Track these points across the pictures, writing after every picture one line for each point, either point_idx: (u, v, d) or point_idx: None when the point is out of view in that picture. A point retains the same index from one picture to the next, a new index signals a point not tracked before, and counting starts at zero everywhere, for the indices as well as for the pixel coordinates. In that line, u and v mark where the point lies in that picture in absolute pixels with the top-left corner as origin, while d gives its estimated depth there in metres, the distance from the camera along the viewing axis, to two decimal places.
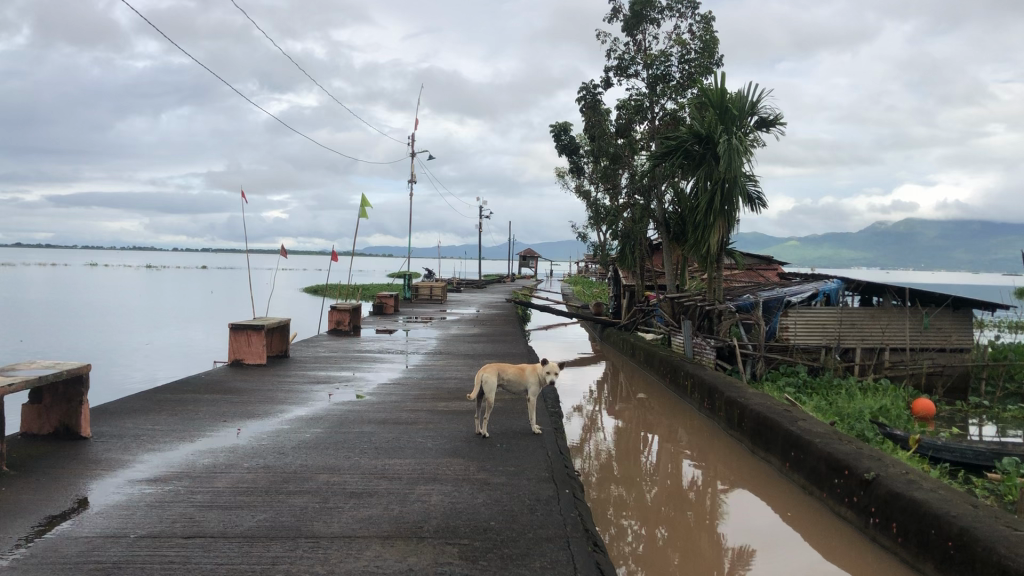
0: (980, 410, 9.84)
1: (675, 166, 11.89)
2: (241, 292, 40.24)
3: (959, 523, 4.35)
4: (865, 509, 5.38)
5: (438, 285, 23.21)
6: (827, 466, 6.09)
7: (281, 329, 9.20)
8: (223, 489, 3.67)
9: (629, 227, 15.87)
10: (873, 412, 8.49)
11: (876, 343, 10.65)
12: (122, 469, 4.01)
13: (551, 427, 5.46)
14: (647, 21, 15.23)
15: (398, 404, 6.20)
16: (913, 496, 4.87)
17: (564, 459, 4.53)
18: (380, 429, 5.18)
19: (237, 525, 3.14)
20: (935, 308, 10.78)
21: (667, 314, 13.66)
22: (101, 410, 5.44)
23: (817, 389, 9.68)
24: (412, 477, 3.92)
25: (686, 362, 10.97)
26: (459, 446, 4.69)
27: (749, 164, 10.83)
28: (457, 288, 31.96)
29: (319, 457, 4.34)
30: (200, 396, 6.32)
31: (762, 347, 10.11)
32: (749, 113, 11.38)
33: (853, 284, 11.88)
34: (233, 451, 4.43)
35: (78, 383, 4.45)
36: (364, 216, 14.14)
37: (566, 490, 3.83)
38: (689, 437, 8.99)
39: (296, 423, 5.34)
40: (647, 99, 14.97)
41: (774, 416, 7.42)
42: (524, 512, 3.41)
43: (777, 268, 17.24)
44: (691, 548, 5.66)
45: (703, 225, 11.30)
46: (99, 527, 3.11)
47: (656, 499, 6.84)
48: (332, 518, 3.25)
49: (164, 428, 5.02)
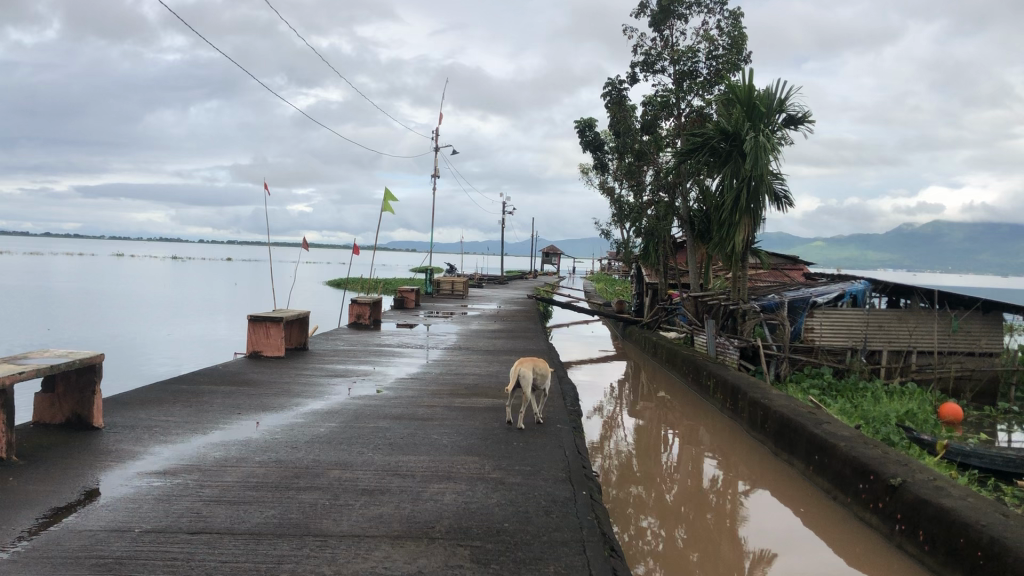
0: (1009, 416, 9.61)
1: (700, 163, 11.74)
2: (264, 285, 40.39)
3: (989, 532, 4.20)
4: (891, 515, 5.23)
5: (460, 280, 23.10)
6: (852, 470, 5.94)
7: (301, 321, 9.14)
8: (233, 483, 3.59)
9: (653, 225, 15.69)
10: (899, 416, 8.32)
11: (903, 345, 10.45)
12: (132, 461, 3.94)
13: (569, 426, 5.36)
14: (674, 16, 15.06)
15: (416, 400, 6.12)
16: (940, 503, 4.71)
17: (584, 460, 4.42)
18: (396, 425, 5.09)
19: (243, 521, 3.06)
20: (964, 311, 10.57)
21: (690, 313, 13.49)
22: (116, 400, 5.40)
23: (843, 391, 9.53)
24: (425, 475, 3.83)
25: (708, 362, 10.84)
26: (475, 443, 4.61)
27: (777, 162, 10.64)
28: (479, 283, 31.92)
29: (333, 452, 4.26)
30: (217, 387, 6.27)
31: (787, 348, 9.99)
32: (778, 110, 11.19)
33: (881, 285, 11.68)
34: (246, 445, 4.36)
35: (91, 373, 4.39)
36: (387, 208, 14.05)
37: (584, 491, 3.73)
38: (710, 438, 8.86)
39: (311, 417, 5.27)
40: (673, 95, 14.79)
41: (797, 418, 7.27)
42: (539, 514, 3.31)
43: (802, 267, 17.05)
44: (712, 549, 5.56)
45: (728, 223, 11.14)
46: (104, 521, 3.04)
47: (675, 499, 6.73)
48: (342, 516, 3.16)
49: (177, 419, 4.97)
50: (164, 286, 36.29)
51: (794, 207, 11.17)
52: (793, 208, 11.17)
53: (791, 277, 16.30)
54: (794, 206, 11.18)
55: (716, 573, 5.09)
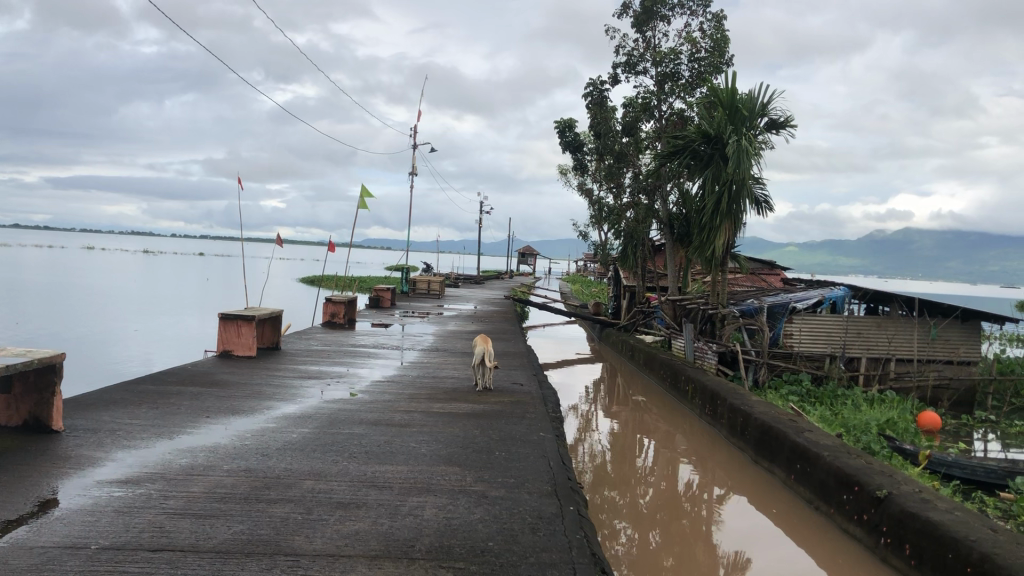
0: (986, 425, 9.55)
1: (681, 166, 11.61)
2: (236, 280, 39.88)
3: (979, 548, 4.07)
4: (876, 527, 5.10)
5: (436, 280, 22.84)
6: (835, 480, 5.80)
7: (273, 320, 8.90)
8: (199, 494, 3.39)
9: (632, 227, 15.55)
10: (880, 424, 8.22)
11: (882, 353, 10.40)
12: (93, 468, 3.72)
13: (552, 434, 5.18)
14: (657, 18, 14.95)
15: (392, 404, 5.92)
16: (928, 517, 4.59)
17: (568, 470, 4.26)
18: (372, 431, 4.89)
19: (210, 538, 2.86)
20: (942, 320, 10.47)
21: (668, 316, 13.35)
22: (78, 401, 5.16)
23: (822, 399, 9.43)
24: (404, 487, 3.64)
25: (686, 367, 10.72)
26: (455, 452, 4.42)
27: (759, 166, 10.53)
28: (456, 282, 31.73)
29: (305, 461, 4.05)
30: (185, 388, 6.03)
31: (766, 354, 9.89)
32: (760, 114, 11.07)
33: (859, 292, 11.50)
34: (213, 452, 4.15)
35: (50, 373, 4.15)
36: (363, 204, 13.81)
37: (571, 506, 3.55)
38: (687, 443, 8.73)
39: (282, 422, 5.05)
40: (655, 98, 14.67)
41: (779, 426, 7.13)
42: (525, 532, 3.13)
43: (780, 273, 17.00)
44: (686, 555, 5.44)
45: (708, 226, 11.02)
46: (58, 536, 2.82)
47: (650, 504, 6.58)
48: (315, 533, 2.96)
49: (144, 422, 4.74)
50: (136, 281, 35.66)
51: (775, 212, 11.08)
52: (774, 212, 11.08)
53: (769, 282, 16.28)
54: (775, 210, 11.08)
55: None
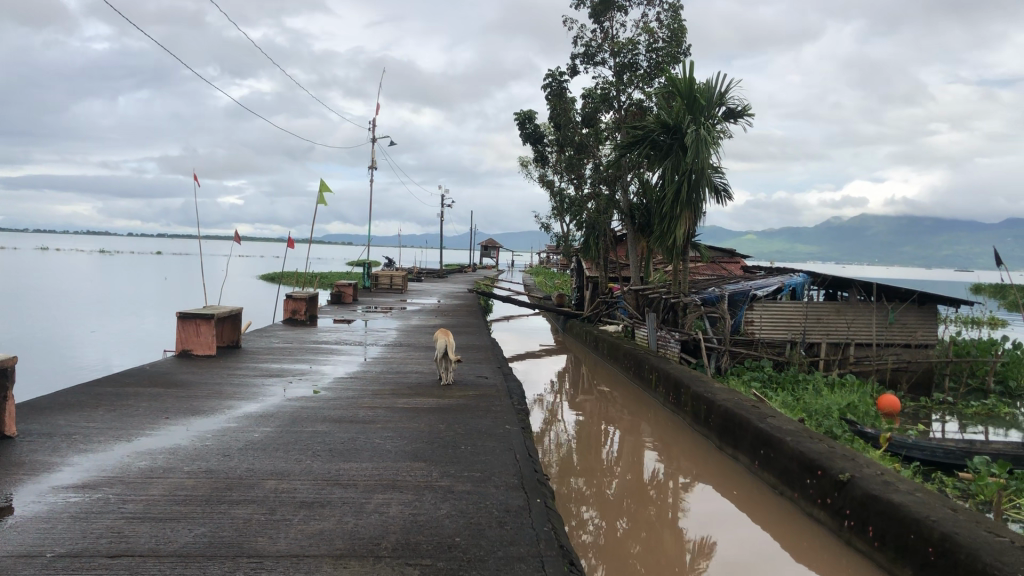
0: (944, 407, 9.70)
1: (641, 156, 11.63)
2: (195, 279, 39.27)
3: (940, 528, 4.12)
4: (840, 511, 5.14)
5: (398, 274, 22.69)
6: (799, 465, 5.84)
7: (233, 318, 8.78)
8: (158, 497, 3.31)
9: (593, 218, 15.56)
10: (841, 408, 8.30)
11: (841, 338, 10.52)
12: (48, 473, 3.62)
13: (517, 426, 5.15)
14: (614, 8, 14.96)
15: (356, 401, 5.86)
16: (890, 499, 4.63)
17: (535, 463, 4.23)
18: (335, 429, 4.83)
19: (171, 541, 2.80)
20: (900, 304, 10.60)
21: (631, 306, 13.38)
22: (32, 405, 5.03)
23: (783, 384, 9.52)
24: (368, 485, 3.59)
25: (650, 356, 10.76)
26: (420, 448, 4.38)
27: (717, 155, 10.59)
28: (418, 277, 31.59)
29: (268, 460, 3.99)
30: (143, 389, 5.91)
31: (728, 342, 9.96)
32: (718, 103, 11.13)
33: (818, 278, 11.61)
34: (173, 453, 4.07)
35: (2, 376, 4.05)
36: (322, 200, 13.66)
37: (538, 499, 3.53)
38: (652, 431, 8.78)
39: (243, 422, 4.96)
40: (613, 88, 14.69)
41: (742, 413, 7.17)
42: (492, 527, 3.10)
43: (740, 261, 17.12)
44: (653, 542, 5.47)
45: (669, 216, 11.06)
46: (12, 544, 2.74)
47: (616, 493, 6.61)
48: (279, 533, 2.91)
49: (101, 425, 4.64)
50: (91, 282, 34.94)
51: (733, 200, 11.14)
52: (733, 201, 11.14)
53: (729, 271, 16.40)
54: (734, 199, 11.14)
55: (657, 567, 5.02)
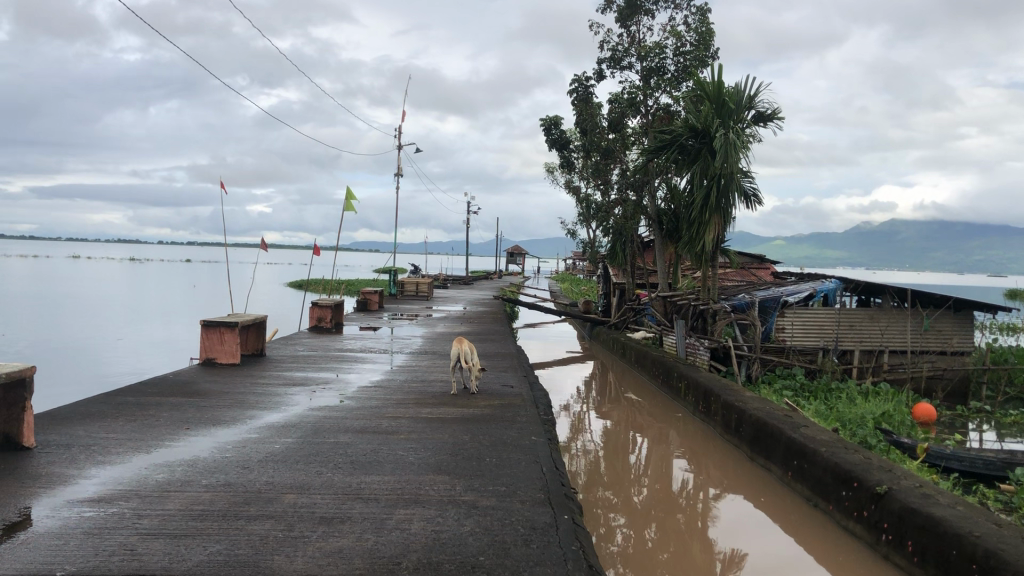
0: (981, 416, 9.44)
1: (669, 161, 11.47)
2: (223, 286, 39.47)
3: (984, 544, 3.93)
4: (877, 525, 4.96)
5: (425, 281, 22.62)
6: (834, 477, 5.66)
7: (257, 326, 8.73)
8: (175, 512, 3.22)
9: (620, 224, 15.39)
10: (875, 418, 8.08)
11: (875, 344, 10.28)
12: (64, 486, 3.55)
13: (543, 438, 5.01)
14: (641, 12, 14.82)
15: (378, 410, 5.75)
16: (930, 513, 4.45)
17: (561, 477, 4.09)
18: (358, 440, 4.73)
19: (184, 560, 2.71)
20: (935, 310, 10.34)
21: (659, 313, 13.21)
22: (53, 415, 4.97)
23: (816, 393, 9.31)
24: (391, 499, 3.48)
25: (678, 363, 10.58)
26: (443, 460, 4.26)
27: (747, 159, 10.41)
28: (445, 284, 31.48)
29: (288, 473, 3.89)
30: (165, 399, 5.84)
31: (758, 349, 9.74)
32: (747, 107, 10.93)
33: (851, 284, 11.37)
34: (192, 465, 3.98)
35: (21, 388, 3.99)
36: (349, 208, 13.60)
37: (566, 515, 3.40)
38: (681, 441, 8.61)
39: (265, 432, 4.87)
40: (640, 93, 14.55)
41: (773, 422, 6.99)
42: (518, 546, 2.98)
43: (770, 267, 16.87)
44: (682, 552, 5.32)
45: (698, 221, 10.88)
46: (22, 561, 2.66)
47: (645, 502, 6.47)
48: (295, 552, 2.81)
49: (120, 436, 4.57)
50: (122, 289, 35.21)
51: (763, 205, 10.95)
52: (763, 205, 10.95)
53: (759, 277, 16.16)
54: (763, 203, 10.96)
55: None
